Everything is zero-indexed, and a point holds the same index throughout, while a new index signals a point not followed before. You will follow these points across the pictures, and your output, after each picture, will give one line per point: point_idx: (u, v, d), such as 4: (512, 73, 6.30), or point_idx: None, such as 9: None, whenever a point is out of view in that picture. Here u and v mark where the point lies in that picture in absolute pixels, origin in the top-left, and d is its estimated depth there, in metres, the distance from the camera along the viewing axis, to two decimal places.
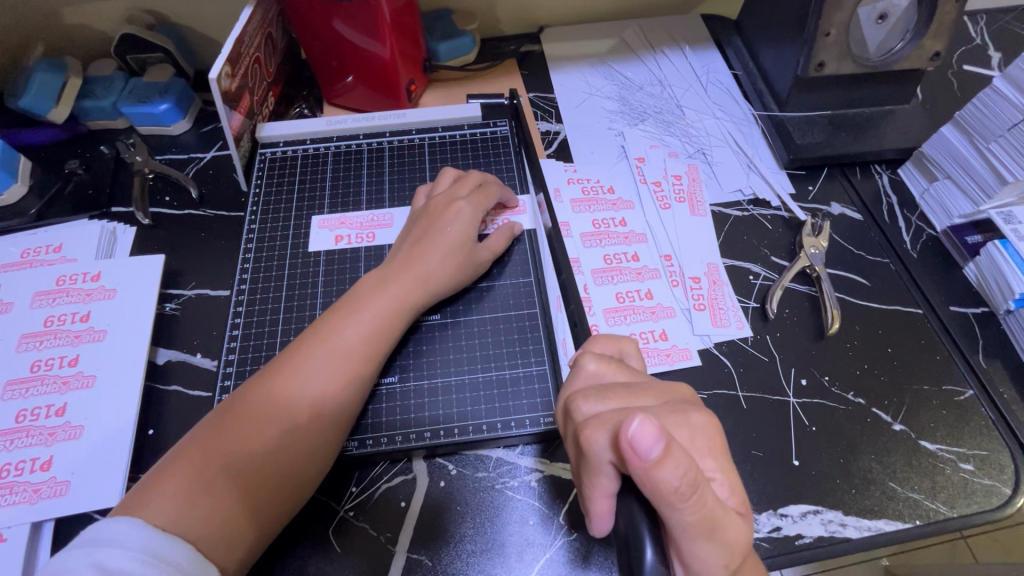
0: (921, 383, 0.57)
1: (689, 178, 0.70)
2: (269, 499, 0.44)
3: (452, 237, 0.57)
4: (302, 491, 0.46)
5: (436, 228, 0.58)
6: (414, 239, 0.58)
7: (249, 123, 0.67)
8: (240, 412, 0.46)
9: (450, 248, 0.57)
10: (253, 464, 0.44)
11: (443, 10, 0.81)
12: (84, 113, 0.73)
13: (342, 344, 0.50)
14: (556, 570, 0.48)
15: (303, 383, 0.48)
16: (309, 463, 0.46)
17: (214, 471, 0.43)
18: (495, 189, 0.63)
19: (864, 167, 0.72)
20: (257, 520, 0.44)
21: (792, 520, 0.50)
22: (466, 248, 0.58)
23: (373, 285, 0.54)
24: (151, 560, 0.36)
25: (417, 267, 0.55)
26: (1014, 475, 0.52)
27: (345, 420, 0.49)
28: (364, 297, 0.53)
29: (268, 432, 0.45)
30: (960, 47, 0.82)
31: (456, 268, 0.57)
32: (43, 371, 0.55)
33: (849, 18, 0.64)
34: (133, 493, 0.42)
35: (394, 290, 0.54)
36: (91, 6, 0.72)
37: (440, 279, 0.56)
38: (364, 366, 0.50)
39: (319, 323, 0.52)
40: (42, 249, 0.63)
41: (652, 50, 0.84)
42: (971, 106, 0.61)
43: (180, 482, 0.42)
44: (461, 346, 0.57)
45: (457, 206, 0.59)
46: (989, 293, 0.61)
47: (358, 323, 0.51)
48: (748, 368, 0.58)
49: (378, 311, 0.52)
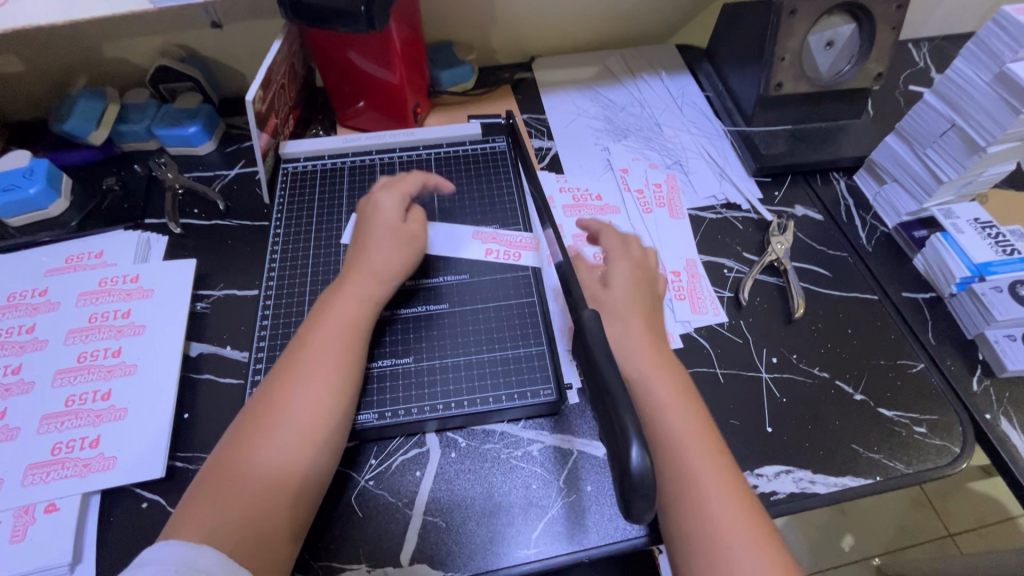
0: (878, 359, 0.64)
1: (668, 186, 0.78)
2: (291, 509, 0.47)
3: (386, 226, 0.63)
4: (322, 475, 0.50)
5: (369, 223, 0.63)
6: (356, 239, 0.63)
7: (273, 141, 0.75)
8: (242, 434, 0.49)
9: (385, 233, 0.62)
10: (269, 475, 0.47)
11: (445, 42, 0.90)
12: (119, 136, 0.80)
13: (317, 343, 0.54)
14: (556, 527, 0.53)
15: (293, 385, 0.51)
16: (321, 450, 0.50)
17: (236, 491, 0.46)
18: (415, 176, 0.69)
19: (824, 174, 0.81)
20: (292, 508, 0.47)
21: (767, 479, 0.56)
22: (399, 229, 0.64)
23: (334, 289, 0.59)
24: (184, 571, 0.40)
25: (366, 263, 0.60)
26: (962, 435, 0.59)
27: (345, 407, 0.53)
28: (329, 300, 0.58)
29: (275, 434, 0.49)
30: (906, 70, 0.93)
31: (399, 253, 0.62)
32: (89, 361, 0.61)
33: (800, 45, 0.74)
34: (171, 521, 0.45)
35: (355, 287, 0.58)
36: (130, 41, 0.81)
37: (391, 269, 0.61)
38: (348, 357, 0.54)
39: (298, 334, 0.56)
40: (85, 256, 0.70)
41: (632, 76, 0.93)
42: (909, 117, 0.69)
43: (211, 507, 0.45)
44: (430, 337, 0.63)
45: (377, 200, 0.65)
46: (935, 279, 0.68)
47: (332, 322, 0.56)
48: (724, 349, 0.65)
49: (344, 309, 0.57)
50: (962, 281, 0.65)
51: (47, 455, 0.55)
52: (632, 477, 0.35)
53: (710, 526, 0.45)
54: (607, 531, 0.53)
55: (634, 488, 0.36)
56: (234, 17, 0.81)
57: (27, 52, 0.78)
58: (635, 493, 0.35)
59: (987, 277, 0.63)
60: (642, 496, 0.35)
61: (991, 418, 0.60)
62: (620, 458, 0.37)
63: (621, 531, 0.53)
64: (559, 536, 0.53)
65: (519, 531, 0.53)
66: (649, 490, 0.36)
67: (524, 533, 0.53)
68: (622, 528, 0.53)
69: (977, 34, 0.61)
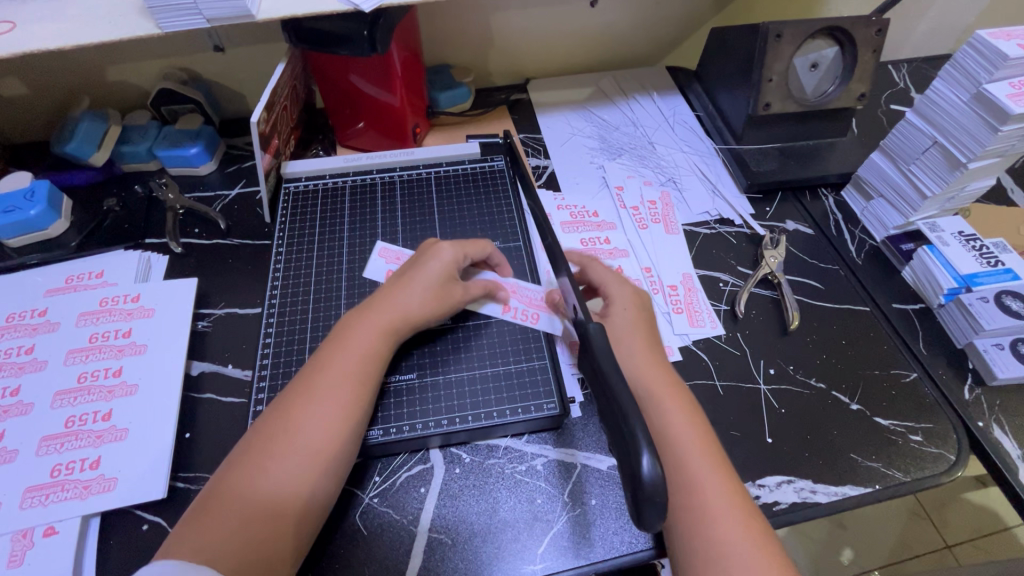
0: (873, 369, 0.65)
1: (663, 203, 0.80)
2: (295, 530, 0.47)
3: (435, 277, 0.61)
4: (328, 495, 0.50)
5: (419, 267, 0.62)
6: (397, 276, 0.62)
7: (275, 161, 0.76)
8: (247, 452, 0.49)
9: (430, 284, 0.60)
10: (270, 495, 0.47)
11: (443, 65, 0.93)
12: (120, 157, 0.81)
13: (337, 370, 0.54)
14: (562, 542, 0.53)
15: (303, 406, 0.52)
16: (329, 471, 0.50)
17: (240, 510, 0.46)
18: (484, 244, 0.67)
19: (813, 191, 0.83)
20: (297, 530, 0.47)
21: (769, 489, 0.57)
22: (447, 285, 0.62)
23: (355, 315, 0.59)
24: None
25: (393, 297, 0.59)
26: (957, 443, 0.60)
27: (355, 432, 0.53)
28: (349, 326, 0.57)
29: (283, 454, 0.49)
30: (887, 90, 0.97)
31: (436, 302, 0.60)
32: (90, 382, 0.61)
33: (786, 67, 0.77)
34: (171, 539, 0.45)
35: (376, 317, 0.58)
36: (133, 64, 0.82)
37: (421, 311, 0.59)
38: (361, 382, 0.54)
39: (315, 357, 0.56)
40: (85, 276, 0.70)
41: (625, 97, 0.96)
42: (892, 135, 0.72)
43: (214, 525, 0.45)
44: (451, 363, 0.63)
45: (438, 246, 0.63)
46: (923, 290, 0.70)
47: (351, 351, 0.55)
48: (722, 361, 0.66)
49: (366, 338, 0.56)
50: (949, 292, 0.67)
51: (47, 477, 0.55)
52: (645, 485, 0.36)
53: (698, 525, 0.46)
54: (642, 536, 0.54)
55: (646, 498, 0.36)
56: (237, 42, 0.82)
57: (30, 76, 0.79)
58: (648, 501, 0.36)
59: (973, 287, 0.65)
60: (654, 503, 0.36)
61: (984, 426, 0.61)
62: (631, 466, 0.37)
63: (640, 541, 0.53)
64: (563, 552, 0.53)
65: (523, 548, 0.53)
66: (659, 499, 0.36)
67: (529, 550, 0.53)
68: (642, 537, 0.53)
69: (954, 56, 0.64)
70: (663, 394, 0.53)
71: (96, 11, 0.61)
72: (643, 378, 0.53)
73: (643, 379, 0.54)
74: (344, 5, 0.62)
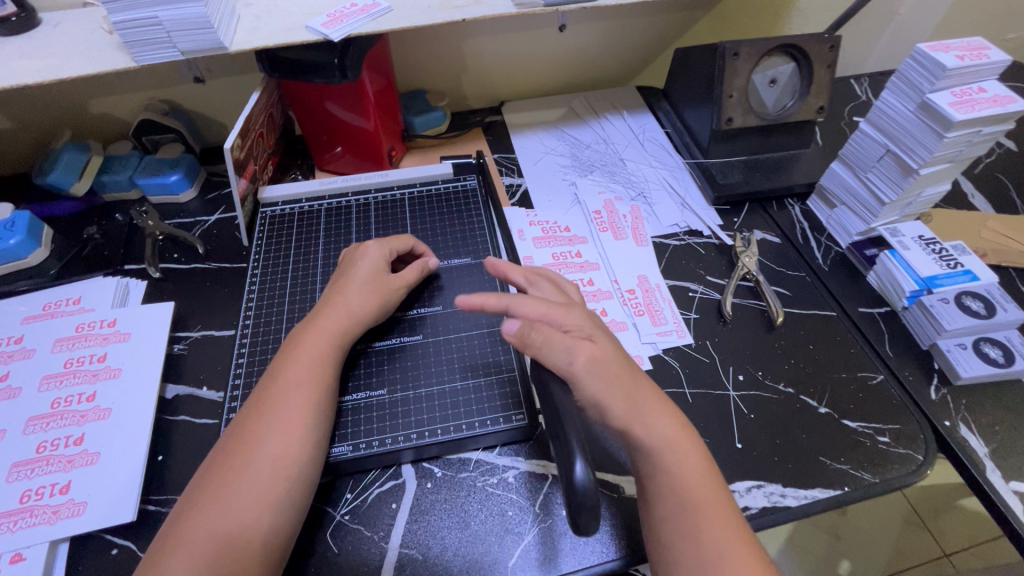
0: (840, 373, 0.66)
1: (632, 217, 0.82)
2: (268, 542, 0.47)
3: (366, 272, 0.64)
4: (299, 506, 0.51)
5: (353, 269, 0.65)
6: (335, 281, 0.64)
7: (252, 186, 0.78)
8: (215, 472, 0.50)
9: (367, 281, 0.63)
10: (236, 510, 0.47)
11: (418, 91, 0.96)
12: (101, 187, 0.83)
13: (289, 379, 0.55)
14: (532, 554, 0.53)
15: (264, 420, 0.52)
16: (296, 482, 0.51)
17: (207, 527, 0.46)
18: (406, 236, 0.71)
19: (780, 201, 0.85)
20: (268, 546, 0.47)
21: (739, 494, 0.57)
22: (381, 278, 0.65)
23: (305, 324, 0.60)
24: None
25: (340, 303, 0.61)
26: (924, 443, 0.61)
27: (319, 441, 0.53)
28: (299, 336, 0.59)
29: (247, 469, 0.49)
30: (850, 103, 1.00)
31: (378, 300, 0.63)
32: (63, 407, 0.61)
33: (745, 84, 0.80)
34: (145, 559, 0.46)
35: (324, 323, 0.59)
36: (115, 97, 0.84)
37: (364, 310, 0.62)
38: (319, 389, 0.55)
39: (269, 369, 0.57)
40: (63, 302, 0.70)
41: (596, 116, 0.99)
42: (849, 146, 0.74)
43: (185, 542, 0.46)
44: (401, 368, 0.64)
45: (366, 248, 0.67)
46: (888, 294, 0.72)
47: (303, 358, 0.56)
48: (692, 369, 0.67)
49: (317, 346, 0.58)
50: (912, 294, 0.68)
51: (15, 503, 0.55)
52: (578, 492, 0.42)
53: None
54: (612, 545, 0.54)
55: (581, 504, 0.42)
56: (216, 73, 0.85)
57: (15, 111, 0.81)
58: (581, 504, 0.42)
59: (934, 289, 0.67)
60: (588, 510, 0.42)
61: (950, 425, 0.62)
62: (567, 477, 0.43)
63: (611, 551, 0.53)
64: (534, 563, 0.53)
65: (496, 560, 0.53)
66: (591, 502, 0.42)
67: (501, 562, 0.53)
68: (613, 547, 0.54)
69: (898, 69, 0.66)
70: (674, 441, 0.50)
71: (76, 47, 0.63)
72: (652, 435, 0.50)
73: (653, 425, 0.50)
74: (314, 36, 0.65)
